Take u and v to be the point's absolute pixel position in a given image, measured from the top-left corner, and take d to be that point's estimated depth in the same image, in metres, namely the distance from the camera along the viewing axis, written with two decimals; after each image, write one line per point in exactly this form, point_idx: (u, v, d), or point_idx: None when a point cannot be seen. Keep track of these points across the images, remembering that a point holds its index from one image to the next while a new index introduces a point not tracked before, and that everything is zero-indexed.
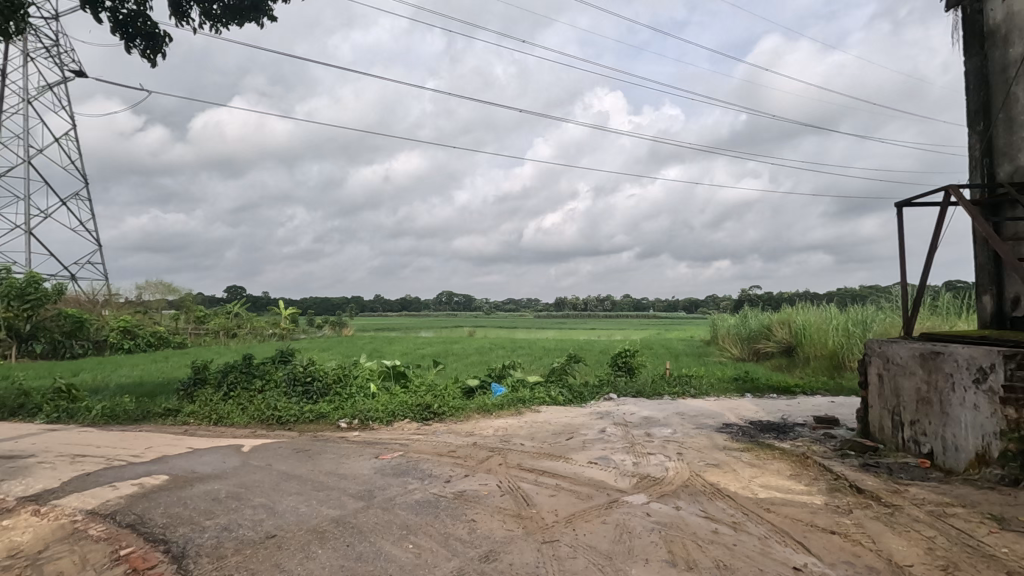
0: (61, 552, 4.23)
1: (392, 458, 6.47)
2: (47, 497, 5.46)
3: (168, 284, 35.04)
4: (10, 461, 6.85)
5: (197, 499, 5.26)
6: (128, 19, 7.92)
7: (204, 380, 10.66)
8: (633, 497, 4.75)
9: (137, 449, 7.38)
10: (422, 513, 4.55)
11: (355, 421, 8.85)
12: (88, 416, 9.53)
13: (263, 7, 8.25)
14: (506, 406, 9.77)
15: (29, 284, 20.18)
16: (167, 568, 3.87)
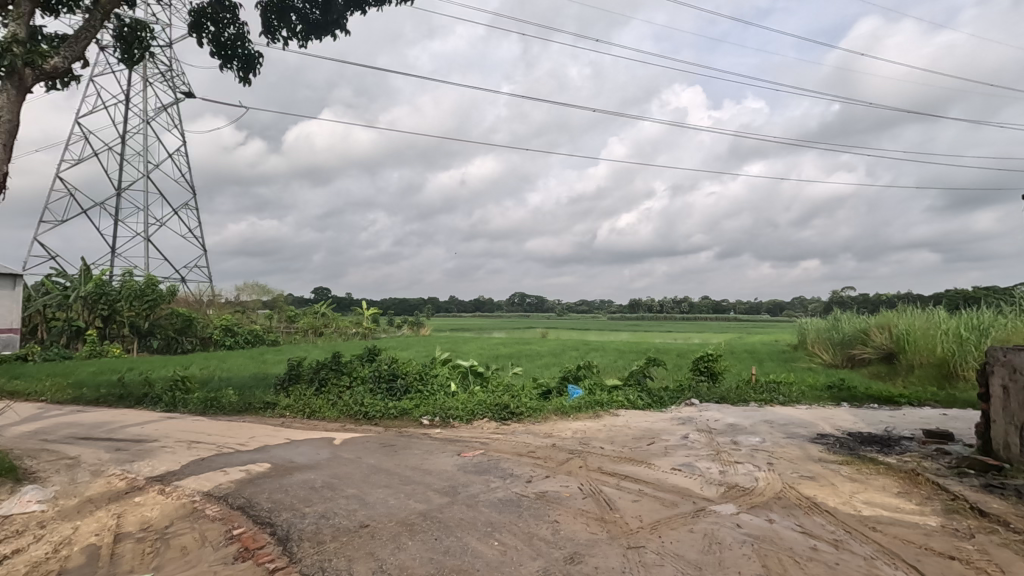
0: (183, 529, 4.69)
1: (473, 456, 6.63)
2: (170, 478, 6.08)
3: (263, 285, 37.91)
4: (139, 443, 7.68)
5: (296, 486, 5.65)
6: (228, 42, 8.66)
7: (298, 376, 11.38)
8: (721, 506, 4.59)
9: (241, 438, 8.03)
10: (506, 512, 4.63)
11: (436, 418, 9.14)
12: (199, 405, 10.48)
13: (342, 22, 8.70)
14: (584, 408, 9.71)
15: (147, 286, 22.84)
16: (274, 550, 4.18)
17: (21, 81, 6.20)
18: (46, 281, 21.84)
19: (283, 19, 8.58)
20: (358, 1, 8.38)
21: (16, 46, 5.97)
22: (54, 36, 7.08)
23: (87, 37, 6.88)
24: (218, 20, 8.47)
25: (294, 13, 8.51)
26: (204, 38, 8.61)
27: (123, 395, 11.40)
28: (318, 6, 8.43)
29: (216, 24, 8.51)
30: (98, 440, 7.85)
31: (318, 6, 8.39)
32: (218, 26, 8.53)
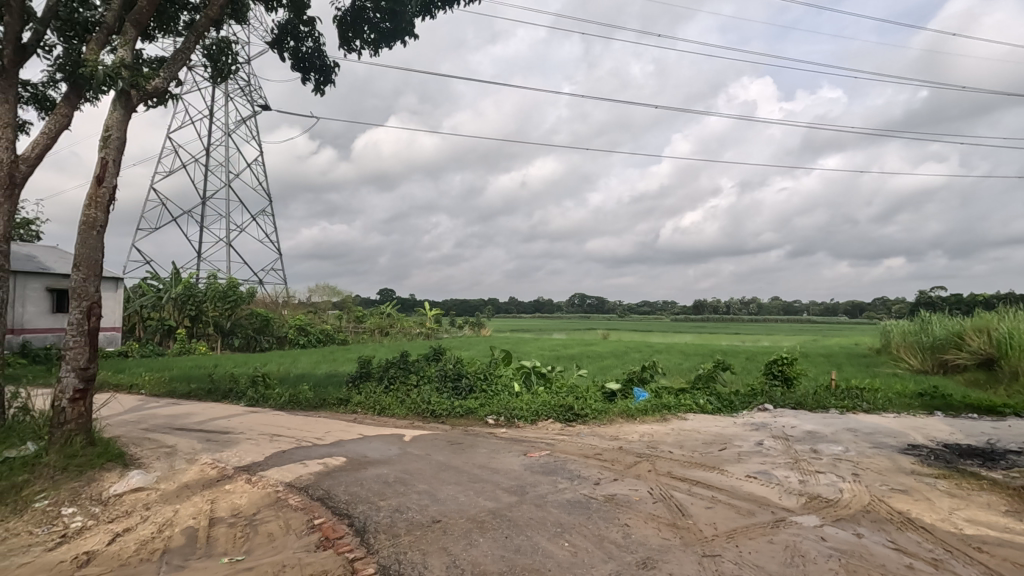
0: (270, 516, 4.99)
1: (539, 456, 6.65)
2: (255, 469, 6.47)
3: (333, 287, 39.64)
4: (226, 435, 8.22)
5: (370, 480, 5.87)
6: (306, 55, 9.13)
7: (368, 374, 11.82)
8: (803, 518, 4.37)
9: (318, 432, 8.45)
10: (575, 513, 4.62)
11: (501, 418, 9.24)
12: (279, 400, 11.11)
13: (410, 29, 8.94)
14: (650, 411, 9.51)
15: (229, 287, 24.43)
16: (352, 540, 4.37)
17: (128, 101, 6.81)
18: (143, 284, 23.81)
19: (356, 30, 8.97)
20: (425, 7, 8.60)
21: (124, 70, 6.58)
22: (154, 59, 7.72)
23: (182, 59, 7.45)
24: (298, 34, 8.96)
25: (366, 24, 8.86)
26: (286, 52, 9.12)
27: (211, 389, 12.24)
28: (388, 15, 8.74)
29: (296, 38, 8.99)
30: (191, 431, 8.48)
31: (387, 15, 8.69)
32: (297, 41, 9.02)
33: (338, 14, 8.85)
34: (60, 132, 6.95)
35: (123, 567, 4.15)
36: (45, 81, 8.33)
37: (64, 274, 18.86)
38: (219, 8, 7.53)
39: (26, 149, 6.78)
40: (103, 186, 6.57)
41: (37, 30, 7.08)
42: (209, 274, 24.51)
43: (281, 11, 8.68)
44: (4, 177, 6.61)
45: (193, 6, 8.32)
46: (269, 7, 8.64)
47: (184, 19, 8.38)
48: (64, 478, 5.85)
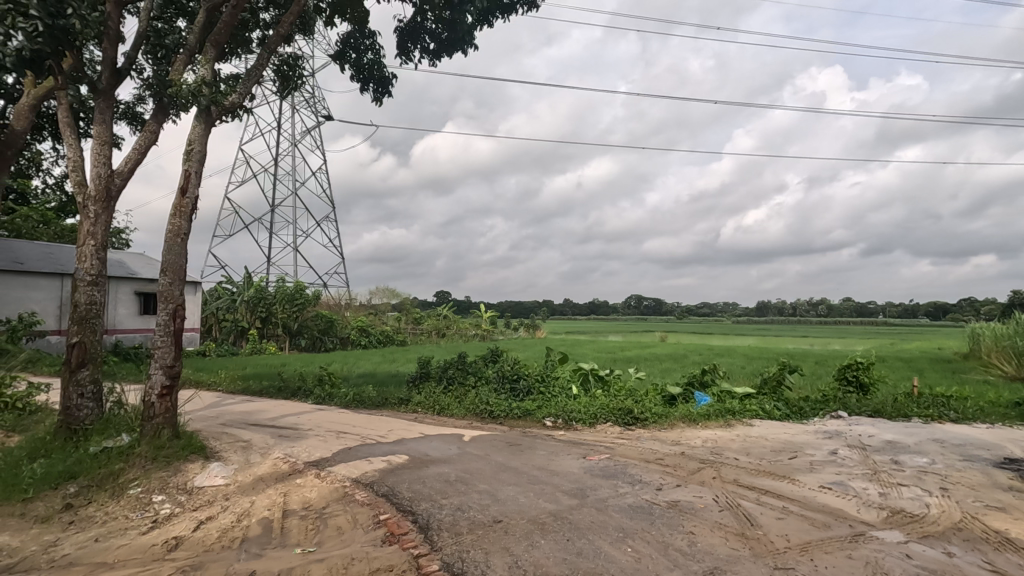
0: (339, 510, 5.19)
1: (599, 459, 6.58)
2: (323, 464, 6.74)
3: (392, 290, 40.79)
4: (296, 431, 8.62)
5: (432, 479, 5.99)
6: (367, 66, 9.45)
7: (428, 374, 12.05)
8: (885, 533, 4.11)
9: (382, 430, 8.71)
10: (637, 518, 4.54)
11: (559, 420, 9.22)
12: (344, 399, 11.53)
13: (469, 39, 9.08)
14: (713, 416, 9.21)
15: (297, 291, 25.61)
16: (417, 537, 4.47)
17: (208, 116, 7.28)
18: (219, 287, 25.34)
19: (415, 40, 9.22)
20: (484, 16, 8.72)
21: (204, 88, 7.05)
22: (230, 76, 8.22)
23: (257, 74, 7.89)
24: (360, 47, 9.30)
25: (426, 33, 9.08)
26: (348, 64, 9.46)
27: (281, 387, 12.88)
28: (446, 26, 8.93)
29: (358, 50, 9.34)
30: (264, 426, 8.95)
31: (445, 25, 8.88)
32: (359, 53, 9.37)
33: (399, 25, 9.12)
34: (149, 147, 7.53)
35: (207, 553, 4.43)
36: (135, 99, 9.05)
37: (150, 278, 20.34)
38: (289, 25, 7.93)
39: (120, 164, 7.38)
40: (186, 197, 7.05)
41: (129, 53, 7.71)
42: (279, 277, 25.82)
43: (345, 24, 9.04)
44: (101, 189, 7.23)
45: (265, 24, 8.81)
46: (334, 21, 9.04)
47: (257, 37, 8.89)
48: (154, 467, 6.32)
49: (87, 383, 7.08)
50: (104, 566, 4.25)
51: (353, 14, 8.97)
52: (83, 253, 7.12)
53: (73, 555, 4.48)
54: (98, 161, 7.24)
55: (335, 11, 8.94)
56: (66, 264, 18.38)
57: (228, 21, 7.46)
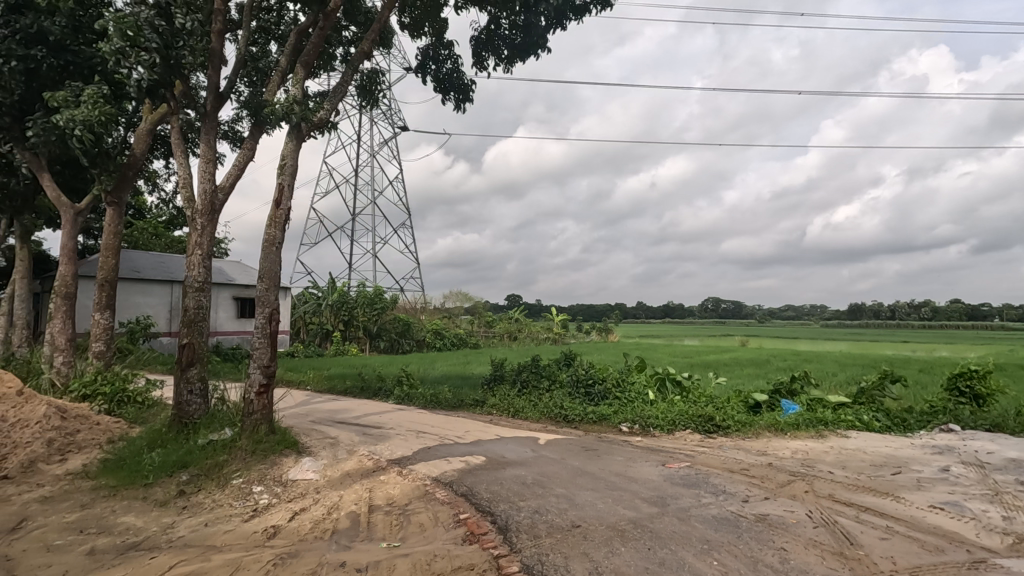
0: (421, 508, 5.37)
1: (679, 467, 6.38)
2: (405, 463, 6.99)
3: (465, 293, 41.65)
4: (379, 430, 8.99)
5: (509, 480, 6.05)
6: (446, 76, 9.75)
7: (502, 377, 12.14)
8: (1010, 561, 3.69)
9: (459, 431, 8.90)
10: (722, 531, 4.35)
11: (636, 426, 9.05)
12: (421, 399, 11.90)
13: (543, 42, 9.14)
14: (802, 426, 8.67)
15: (377, 295, 26.90)
16: (496, 537, 4.54)
17: (299, 132, 7.79)
18: (305, 292, 26.92)
19: (490, 48, 9.40)
20: (557, 18, 8.75)
21: (295, 106, 7.57)
22: (318, 93, 8.76)
23: (342, 91, 8.36)
24: (438, 58, 9.61)
25: (501, 40, 9.24)
26: (429, 75, 9.79)
27: (363, 387, 13.49)
28: (520, 31, 9.04)
29: (436, 61, 9.65)
30: (349, 424, 9.41)
31: (520, 30, 8.99)
32: (437, 63, 9.67)
33: (474, 35, 9.34)
34: (247, 163, 8.15)
35: (301, 542, 4.72)
36: (234, 118, 9.83)
37: (247, 284, 21.98)
38: (371, 42, 8.33)
39: (223, 180, 8.04)
40: (280, 209, 7.57)
41: (230, 77, 8.39)
42: (359, 282, 27.14)
43: (424, 37, 9.38)
44: (207, 204, 7.92)
45: (348, 41, 9.30)
46: (414, 35, 9.40)
47: (340, 54, 9.40)
48: (253, 460, 6.82)
49: (195, 381, 7.74)
50: (212, 549, 4.64)
51: (431, 27, 9.29)
52: (192, 262, 7.79)
53: (186, 537, 4.92)
54: (204, 178, 7.94)
55: (414, 25, 9.30)
56: (175, 272, 20.25)
57: (317, 43, 7.96)
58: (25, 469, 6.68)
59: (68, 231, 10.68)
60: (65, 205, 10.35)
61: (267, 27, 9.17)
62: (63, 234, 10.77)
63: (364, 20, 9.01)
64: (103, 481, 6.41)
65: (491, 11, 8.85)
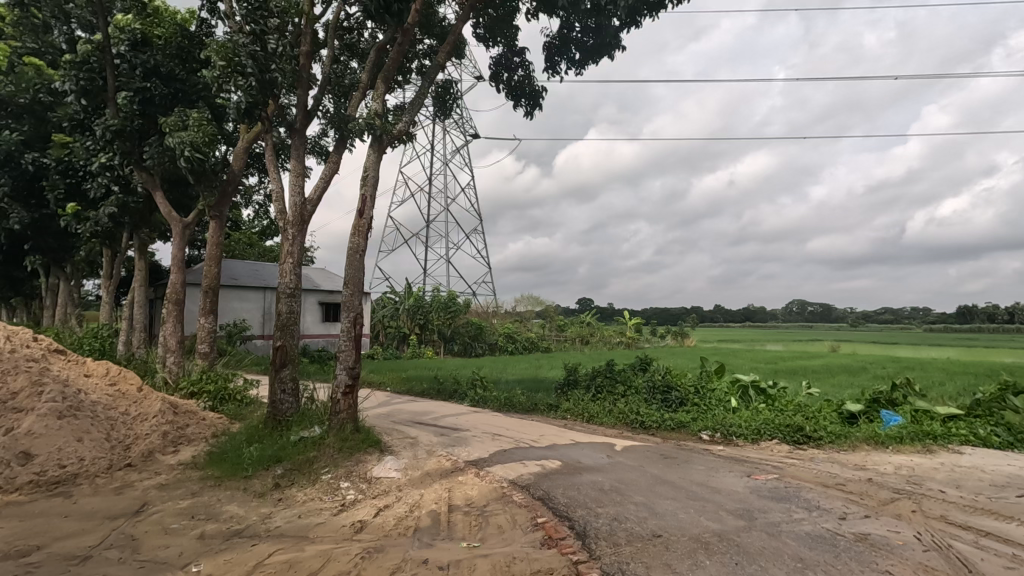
0: (498, 510, 5.43)
1: (766, 479, 6.07)
2: (482, 465, 7.10)
3: (536, 297, 41.75)
4: (457, 432, 9.21)
5: (586, 486, 6.00)
6: (518, 83, 9.85)
7: (575, 382, 12.05)
8: None
9: (534, 435, 8.94)
10: (818, 549, 4.08)
11: (717, 434, 8.69)
12: (495, 402, 12.05)
13: (616, 42, 9.04)
14: (906, 440, 7.99)
15: (450, 299, 27.59)
16: (575, 543, 4.51)
17: (380, 144, 8.15)
18: (384, 297, 28.03)
19: (562, 53, 9.41)
20: (631, 17, 8.63)
21: (376, 120, 7.92)
22: (396, 106, 9.13)
23: (419, 102, 8.66)
24: (510, 65, 9.75)
25: (573, 44, 9.23)
26: (501, 83, 9.94)
27: (440, 389, 13.84)
28: (593, 33, 8.99)
29: (509, 69, 9.79)
30: (428, 425, 9.71)
31: (592, 33, 8.94)
32: (510, 71, 9.81)
33: (546, 40, 9.39)
34: (332, 176, 8.62)
35: (387, 538, 4.91)
36: (320, 134, 10.44)
37: (331, 290, 23.21)
38: (446, 54, 8.58)
39: (311, 192, 8.56)
40: (363, 217, 7.95)
41: (316, 95, 8.92)
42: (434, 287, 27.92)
43: (497, 45, 9.55)
44: (297, 215, 8.45)
45: (424, 54, 9.63)
46: (487, 45, 9.59)
47: (416, 66, 9.74)
48: (340, 457, 7.18)
49: (288, 381, 8.26)
50: (305, 540, 4.93)
51: (504, 36, 9.45)
52: (284, 270, 8.33)
53: (282, 528, 5.26)
54: (295, 191, 8.49)
55: (486, 35, 9.48)
56: (268, 279, 21.74)
57: (396, 58, 8.30)
58: (146, 458, 7.42)
59: (178, 243, 11.74)
60: (175, 219, 11.39)
61: (349, 46, 9.68)
62: (174, 246, 11.84)
63: (439, 32, 9.29)
64: (211, 472, 6.99)
65: (563, 15, 8.85)
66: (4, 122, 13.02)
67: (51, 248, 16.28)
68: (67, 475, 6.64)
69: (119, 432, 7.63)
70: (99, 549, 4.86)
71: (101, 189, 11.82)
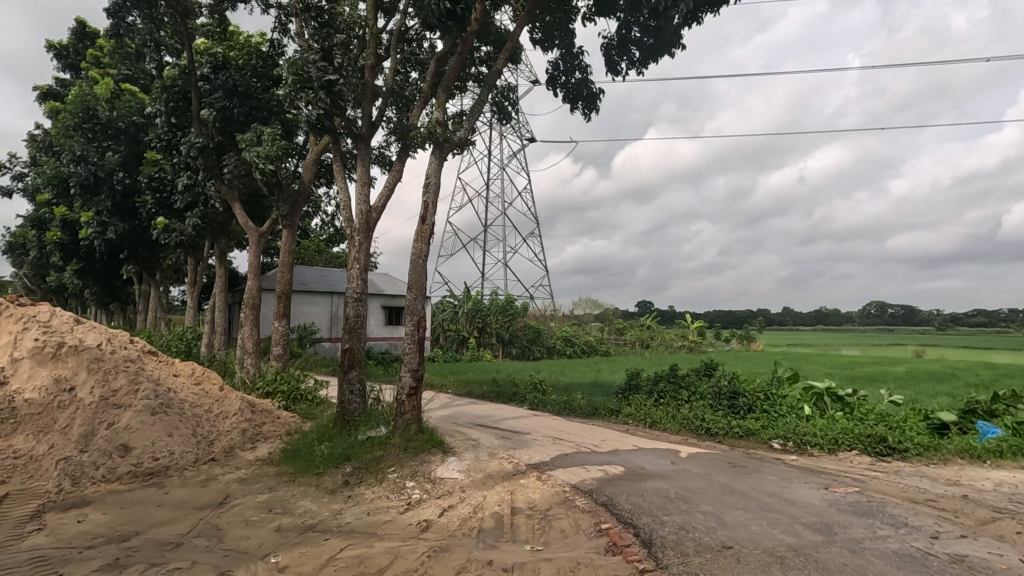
0: (561, 514, 5.40)
1: (846, 492, 5.72)
2: (544, 468, 7.10)
3: (594, 300, 41.34)
4: (518, 435, 9.25)
5: (651, 493, 5.86)
6: (577, 86, 9.82)
7: (637, 387, 11.81)
8: None
9: (595, 439, 8.85)
10: (906, 570, 3.81)
11: (790, 443, 8.29)
12: (555, 406, 12.00)
13: (678, 40, 8.83)
14: (1006, 454, 7.33)
15: (508, 303, 27.78)
16: (640, 550, 4.42)
17: (441, 152, 8.33)
18: (444, 301, 28.57)
19: (621, 53, 9.30)
20: (693, 14, 8.41)
21: (437, 128, 8.12)
22: (456, 113, 9.31)
23: (479, 109, 8.79)
24: (568, 69, 9.73)
25: (632, 44, 9.10)
26: (559, 87, 9.94)
27: (499, 392, 13.94)
28: (652, 32, 8.83)
29: (567, 73, 9.77)
30: (489, 428, 9.81)
31: (652, 32, 8.78)
32: (568, 75, 9.79)
33: (605, 42, 9.31)
34: (396, 184, 8.90)
35: (451, 538, 5.00)
36: (384, 144, 10.81)
37: (394, 294, 23.90)
38: (504, 60, 8.67)
39: (376, 200, 8.87)
40: (426, 224, 8.15)
41: (380, 105, 9.23)
42: (493, 291, 28.19)
43: (554, 50, 9.55)
44: (363, 222, 8.80)
45: (482, 61, 9.77)
46: (545, 49, 9.61)
47: (474, 73, 9.89)
48: (405, 457, 7.38)
49: (355, 382, 8.58)
50: (374, 536, 5.10)
51: (561, 40, 9.45)
52: (352, 275, 8.66)
53: (352, 524, 5.47)
54: (361, 200, 8.82)
55: (544, 39, 9.51)
56: (335, 284, 22.67)
57: (456, 67, 8.47)
58: (228, 453, 7.94)
59: (254, 251, 12.45)
60: (252, 228, 12.09)
61: (410, 57, 9.97)
62: (250, 253, 12.57)
63: (496, 39, 9.40)
64: (286, 468, 7.37)
65: (622, 16, 8.76)
66: (104, 143, 14.29)
67: (143, 257, 17.68)
68: (160, 467, 7.20)
69: (204, 428, 8.17)
70: (189, 537, 5.23)
71: (186, 202, 12.72)
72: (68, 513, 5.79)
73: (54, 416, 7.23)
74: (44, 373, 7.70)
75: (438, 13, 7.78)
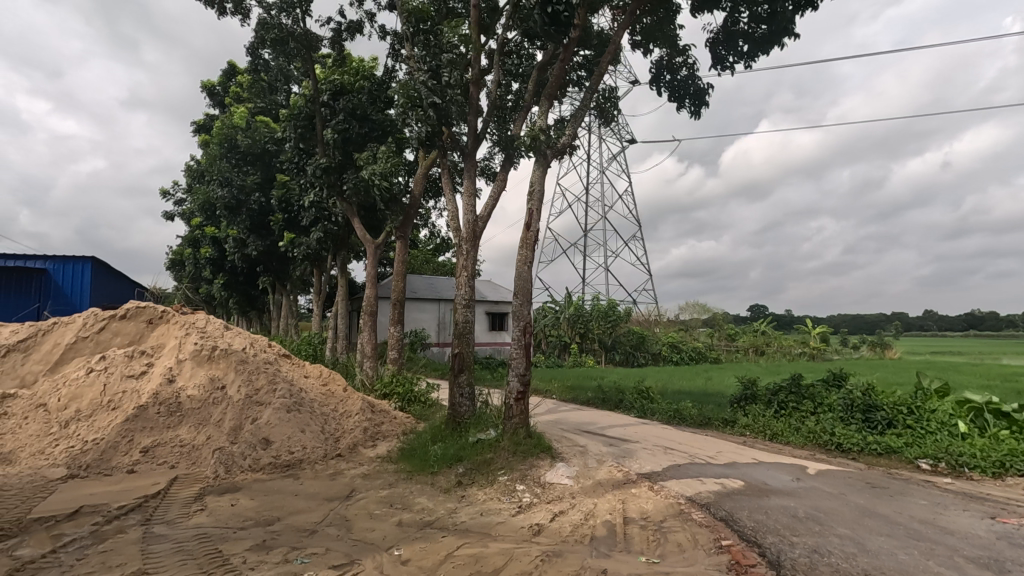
0: (677, 527, 5.18)
1: (1018, 525, 4.94)
2: (655, 478, 6.86)
3: (702, 304, 39.44)
4: (626, 443, 9.04)
5: (777, 511, 5.45)
6: (681, 83, 9.49)
7: (754, 396, 11.05)
8: None
9: (710, 451, 8.41)
10: None
11: (941, 464, 7.34)
12: (664, 414, 11.56)
13: (791, 28, 8.22)
14: None
15: (610, 308, 27.35)
16: (767, 572, 4.12)
17: (545, 160, 8.41)
18: (545, 307, 28.72)
19: (729, 46, 8.84)
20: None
21: (540, 136, 8.21)
22: (558, 120, 9.36)
23: (581, 114, 8.76)
24: (672, 67, 9.43)
25: (741, 36, 8.62)
26: (663, 85, 9.66)
27: (604, 399, 13.67)
28: (764, 20, 8.28)
29: (671, 71, 9.47)
30: (596, 435, 9.68)
31: (763, 20, 8.25)
32: (673, 72, 9.48)
33: (711, 35, 8.92)
34: (500, 193, 9.12)
35: (564, 543, 4.99)
36: (488, 155, 11.14)
37: (498, 300, 24.45)
38: (606, 63, 8.57)
39: (482, 209, 9.15)
40: (530, 230, 8.26)
41: (484, 119, 9.53)
42: (595, 296, 27.88)
43: (656, 49, 9.30)
44: (470, 231, 9.09)
45: (582, 66, 9.73)
46: (647, 49, 9.38)
47: (575, 78, 9.89)
48: (515, 460, 7.49)
49: (465, 386, 8.85)
50: (488, 536, 5.23)
51: (664, 38, 9.17)
52: (460, 282, 8.97)
53: (467, 523, 5.65)
54: (468, 210, 9.13)
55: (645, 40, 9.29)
56: (442, 292, 23.64)
57: (557, 75, 8.52)
58: (351, 449, 8.55)
59: (371, 261, 13.35)
60: (368, 240, 12.97)
61: (511, 68, 10.20)
62: (368, 264, 13.48)
63: (596, 42, 9.31)
64: (403, 466, 7.78)
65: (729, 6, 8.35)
66: (245, 168, 16.12)
67: (276, 269, 19.61)
68: (295, 459, 7.93)
69: (331, 425, 8.88)
70: (322, 525, 5.69)
71: (312, 218, 13.95)
72: (224, 496, 6.55)
73: (210, 411, 8.21)
74: (202, 373, 8.75)
75: (541, 23, 7.89)
